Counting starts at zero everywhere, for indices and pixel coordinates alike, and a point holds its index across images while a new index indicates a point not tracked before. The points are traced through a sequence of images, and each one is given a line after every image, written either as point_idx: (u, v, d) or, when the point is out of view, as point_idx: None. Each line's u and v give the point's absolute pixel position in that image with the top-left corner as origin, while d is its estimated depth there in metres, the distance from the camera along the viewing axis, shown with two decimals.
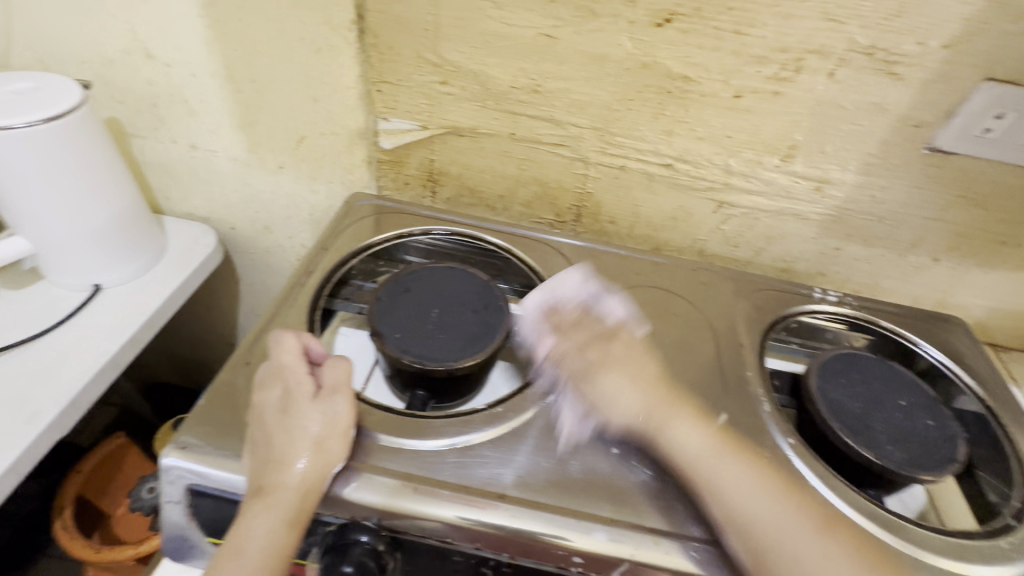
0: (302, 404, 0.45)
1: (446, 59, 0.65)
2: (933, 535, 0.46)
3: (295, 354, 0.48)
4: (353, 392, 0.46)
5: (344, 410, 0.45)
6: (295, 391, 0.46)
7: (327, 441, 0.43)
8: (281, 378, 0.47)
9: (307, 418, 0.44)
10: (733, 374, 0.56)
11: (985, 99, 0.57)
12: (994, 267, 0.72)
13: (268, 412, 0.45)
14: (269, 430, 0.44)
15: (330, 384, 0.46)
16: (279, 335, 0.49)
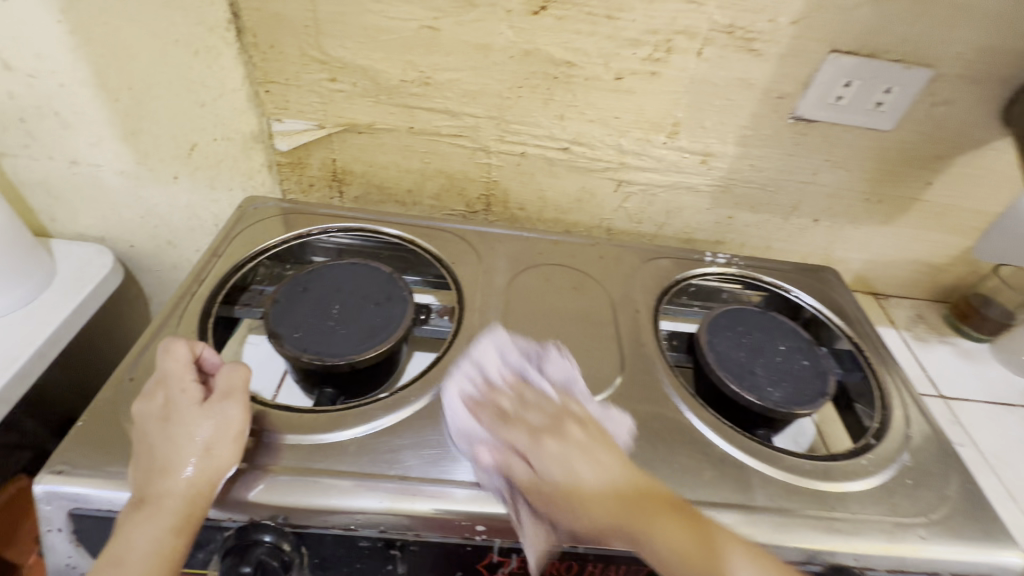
0: (188, 412, 0.43)
1: (331, 55, 0.65)
2: (802, 462, 0.51)
3: (184, 361, 0.46)
4: (246, 396, 0.45)
5: (236, 416, 0.44)
6: (178, 399, 0.44)
7: (216, 447, 0.42)
8: (165, 386, 0.45)
9: (191, 425, 0.42)
10: (632, 341, 0.59)
11: (835, 69, 0.63)
12: (864, 223, 0.80)
13: (150, 421, 0.43)
14: (152, 440, 0.42)
15: (222, 389, 0.45)
16: (167, 342, 0.47)
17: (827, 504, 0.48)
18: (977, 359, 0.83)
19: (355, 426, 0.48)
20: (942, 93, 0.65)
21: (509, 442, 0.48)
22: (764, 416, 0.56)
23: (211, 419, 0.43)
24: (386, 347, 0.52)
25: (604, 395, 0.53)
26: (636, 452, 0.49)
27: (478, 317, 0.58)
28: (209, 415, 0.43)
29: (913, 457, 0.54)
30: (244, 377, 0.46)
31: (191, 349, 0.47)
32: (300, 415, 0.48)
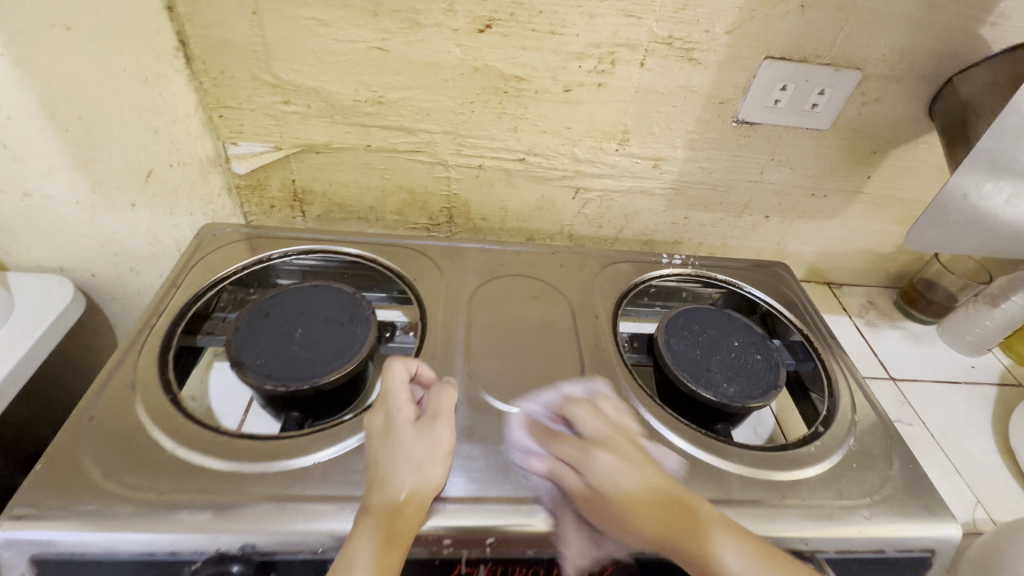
0: (405, 426, 0.46)
1: (283, 78, 0.65)
2: (753, 452, 0.53)
3: (403, 381, 0.48)
4: (451, 418, 0.48)
5: (446, 436, 0.47)
6: (400, 416, 0.45)
7: (430, 465, 0.44)
8: (383, 402, 0.46)
9: (415, 443, 0.45)
10: (591, 346, 0.60)
11: (770, 74, 0.66)
12: (813, 217, 0.84)
13: (373, 436, 0.44)
14: (379, 452, 0.45)
15: (433, 409, 0.48)
16: (389, 360, 0.51)
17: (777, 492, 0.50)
18: (925, 341, 0.87)
19: (323, 449, 0.47)
20: (872, 92, 0.68)
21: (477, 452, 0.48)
22: (721, 411, 0.58)
23: (427, 435, 0.46)
24: (350, 369, 0.53)
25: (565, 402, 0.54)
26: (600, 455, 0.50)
27: (438, 333, 0.59)
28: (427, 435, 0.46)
29: (857, 441, 0.57)
30: (451, 400, 0.49)
31: (407, 368, 0.50)
32: (264, 443, 0.47)
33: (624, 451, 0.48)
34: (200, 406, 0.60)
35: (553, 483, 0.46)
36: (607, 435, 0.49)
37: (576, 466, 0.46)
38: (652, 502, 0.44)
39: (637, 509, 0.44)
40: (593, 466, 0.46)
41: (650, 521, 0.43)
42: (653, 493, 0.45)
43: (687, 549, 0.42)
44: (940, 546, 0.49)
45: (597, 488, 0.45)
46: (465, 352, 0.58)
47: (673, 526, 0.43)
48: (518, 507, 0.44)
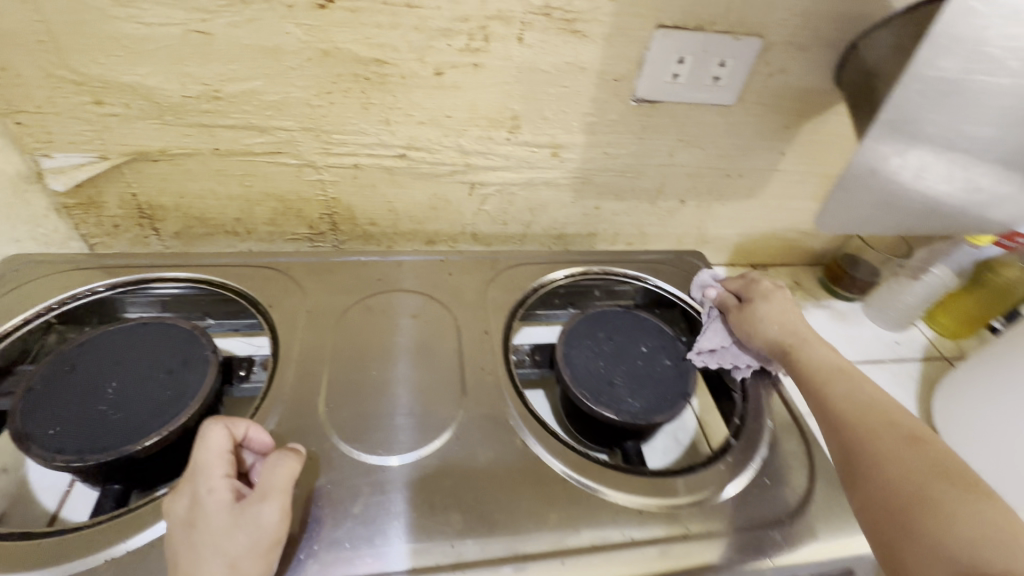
0: (214, 516, 0.35)
1: (87, 74, 0.53)
2: (656, 477, 0.49)
3: (219, 450, 0.38)
4: (284, 497, 0.37)
5: (272, 520, 0.36)
6: (206, 499, 0.36)
7: (244, 561, 0.34)
8: (192, 480, 0.37)
9: (223, 535, 0.34)
10: (475, 368, 0.54)
11: (664, 45, 0.58)
12: (730, 199, 0.78)
13: (174, 529, 0.35)
14: (179, 553, 0.34)
15: (258, 486, 0.37)
16: (204, 423, 0.39)
17: (677, 524, 0.46)
18: (851, 319, 0.84)
19: (116, 543, 0.37)
20: (776, 62, 0.62)
21: (336, 517, 0.42)
22: (624, 430, 0.52)
23: (240, 528, 0.35)
24: (174, 428, 0.44)
25: (443, 439, 0.48)
26: (486, 507, 0.44)
27: (290, 373, 0.51)
28: (243, 523, 0.35)
29: (769, 449, 0.53)
30: (288, 473, 0.38)
31: (230, 433, 0.39)
32: (34, 542, 0.37)
33: (766, 288, 0.60)
34: (9, 484, 0.49)
35: (716, 305, 0.62)
36: (766, 289, 0.60)
37: (742, 296, 0.61)
38: (904, 467, 0.40)
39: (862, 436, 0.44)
40: (810, 355, 0.53)
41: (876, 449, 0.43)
42: (914, 461, 0.40)
43: (909, 511, 0.38)
44: (857, 563, 0.46)
45: (794, 350, 0.54)
46: (325, 393, 0.50)
47: (909, 492, 0.39)
48: None
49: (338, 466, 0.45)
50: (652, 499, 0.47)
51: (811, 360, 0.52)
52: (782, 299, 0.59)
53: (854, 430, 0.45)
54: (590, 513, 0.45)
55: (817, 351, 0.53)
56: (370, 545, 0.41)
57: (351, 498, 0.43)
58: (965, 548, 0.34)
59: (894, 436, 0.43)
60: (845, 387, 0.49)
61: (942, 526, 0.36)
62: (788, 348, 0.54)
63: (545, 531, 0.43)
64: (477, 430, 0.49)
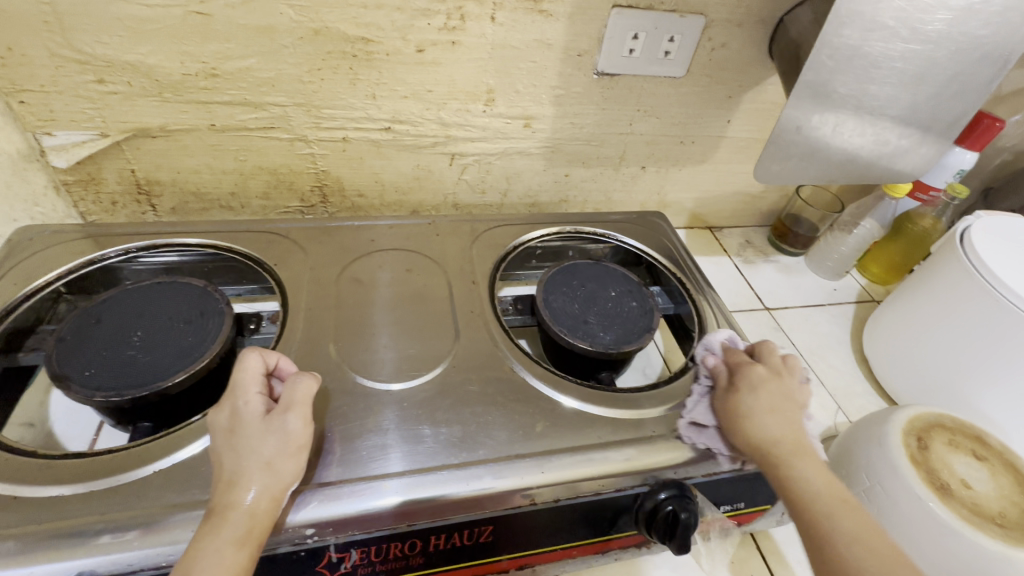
0: (252, 423, 0.41)
1: (90, 53, 0.57)
2: (625, 394, 0.56)
3: (253, 372, 0.44)
4: (307, 410, 0.43)
5: (298, 428, 0.42)
6: (243, 410, 0.41)
7: (277, 460, 0.40)
8: (230, 395, 0.42)
9: (258, 438, 0.40)
10: (466, 311, 0.60)
11: (621, 22, 0.66)
12: (686, 164, 0.87)
13: (217, 435, 0.41)
14: (222, 452, 0.40)
15: (285, 401, 0.43)
16: (240, 351, 0.45)
17: (643, 429, 0.52)
18: (795, 271, 0.94)
19: (165, 456, 0.42)
20: (717, 37, 0.70)
21: (353, 434, 0.47)
22: (599, 360, 0.59)
23: (274, 432, 0.40)
24: (200, 366, 0.49)
25: (439, 371, 0.54)
26: (483, 421, 0.50)
27: (300, 320, 0.56)
28: (274, 429, 0.41)
29: None
30: (308, 391, 0.44)
31: (264, 360, 0.45)
32: (89, 459, 0.42)
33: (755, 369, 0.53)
34: (39, 433, 0.53)
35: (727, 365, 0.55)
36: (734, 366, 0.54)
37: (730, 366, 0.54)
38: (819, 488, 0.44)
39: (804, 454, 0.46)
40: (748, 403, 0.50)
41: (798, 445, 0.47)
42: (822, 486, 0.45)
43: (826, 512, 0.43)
44: None
45: (743, 390, 0.51)
46: (332, 336, 0.56)
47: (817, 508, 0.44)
48: (384, 484, 0.44)
49: (351, 394, 0.50)
50: (624, 409, 0.53)
51: (771, 440, 0.47)
52: (777, 387, 0.51)
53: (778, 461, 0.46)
54: (574, 425, 0.51)
55: (802, 462, 0.46)
56: (386, 453, 0.46)
57: (367, 420, 0.49)
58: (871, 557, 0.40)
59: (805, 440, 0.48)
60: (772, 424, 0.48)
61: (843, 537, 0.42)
62: (776, 453, 0.47)
63: (536, 437, 0.50)
64: (470, 362, 0.55)
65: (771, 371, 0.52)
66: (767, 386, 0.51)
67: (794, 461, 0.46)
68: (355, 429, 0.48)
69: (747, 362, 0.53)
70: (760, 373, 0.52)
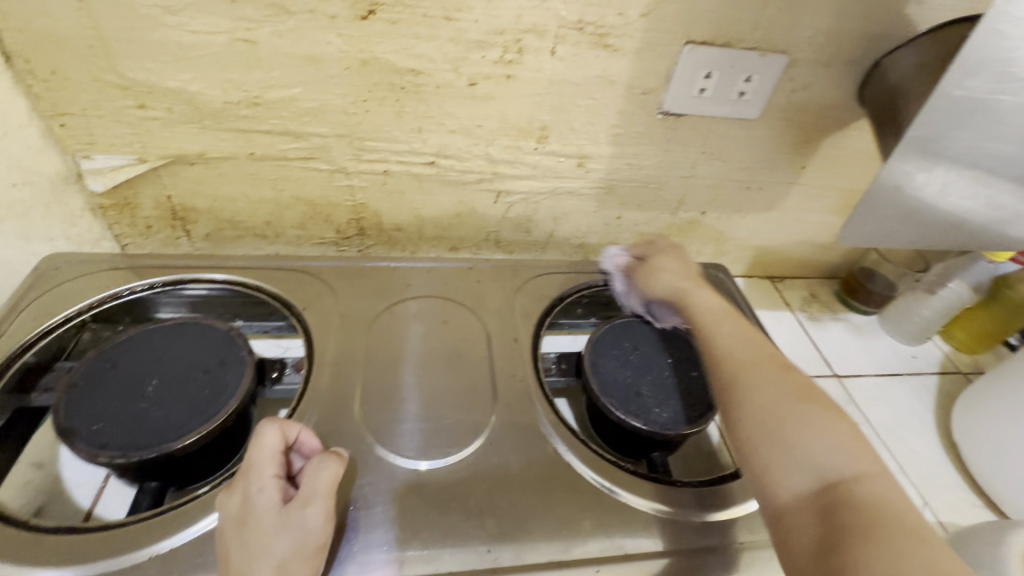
0: (265, 516, 0.36)
1: (133, 79, 0.55)
2: (684, 487, 0.48)
3: (272, 450, 0.39)
4: (329, 502, 0.37)
5: (317, 525, 0.36)
6: (257, 499, 0.36)
7: (290, 564, 0.35)
8: (244, 478, 0.37)
9: (270, 537, 0.35)
10: (505, 374, 0.55)
11: (692, 60, 0.60)
12: (750, 211, 0.79)
13: (227, 526, 0.36)
14: (231, 549, 0.35)
15: (304, 490, 0.37)
16: (259, 423, 0.40)
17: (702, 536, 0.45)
18: (868, 332, 0.85)
19: (163, 539, 0.38)
20: (800, 78, 0.63)
21: (380, 520, 0.42)
22: (651, 439, 0.52)
23: (289, 530, 0.35)
24: (213, 426, 0.44)
25: (474, 445, 0.48)
26: (521, 513, 0.44)
27: (325, 374, 0.51)
28: (289, 526, 0.35)
29: None
30: (331, 477, 0.38)
31: (284, 435, 0.40)
32: (85, 536, 0.38)
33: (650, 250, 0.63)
34: (45, 479, 0.50)
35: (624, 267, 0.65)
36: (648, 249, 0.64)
37: (642, 254, 0.64)
38: (776, 393, 0.43)
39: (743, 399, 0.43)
40: (660, 263, 0.61)
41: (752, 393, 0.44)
42: (824, 430, 0.40)
43: (782, 423, 0.41)
44: None
45: (653, 264, 0.62)
46: (358, 395, 0.50)
47: (774, 415, 0.41)
48: None
49: (376, 469, 0.45)
50: (678, 508, 0.47)
51: (724, 338, 0.50)
52: (677, 257, 0.62)
53: (733, 381, 0.45)
54: (621, 524, 0.45)
55: (726, 332, 0.51)
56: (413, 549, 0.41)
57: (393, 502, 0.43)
58: (827, 457, 0.38)
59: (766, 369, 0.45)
60: (731, 326, 0.51)
61: (806, 436, 0.40)
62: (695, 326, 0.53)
63: (580, 537, 0.43)
64: (508, 437, 0.49)
65: (669, 247, 0.63)
66: (670, 255, 0.62)
67: (738, 351, 0.48)
68: (381, 514, 0.43)
69: (653, 245, 0.64)
70: (662, 247, 0.63)
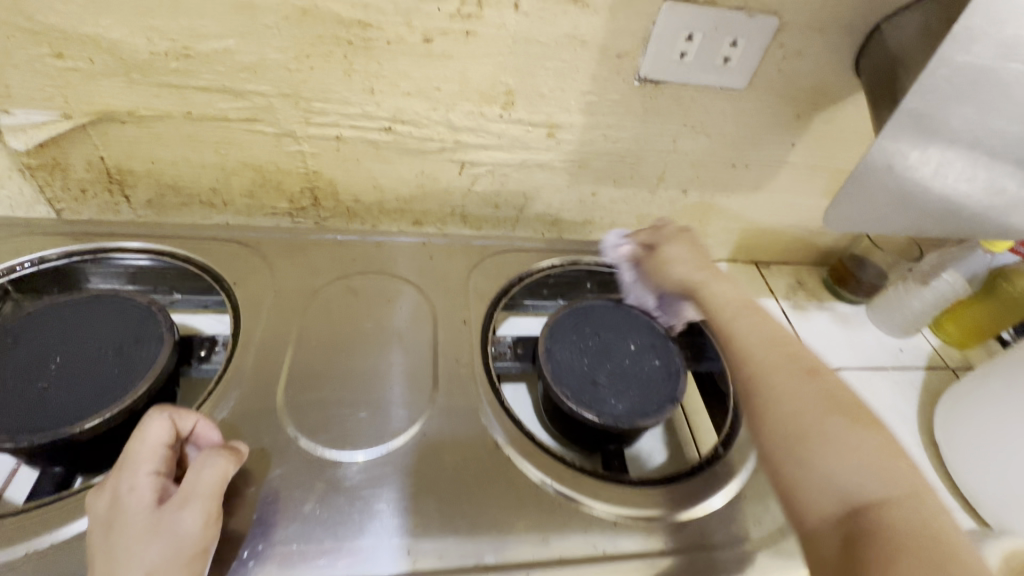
0: (134, 519, 0.32)
1: (44, 23, 0.49)
2: (634, 487, 0.45)
3: (157, 444, 0.35)
4: (211, 502, 0.33)
5: (193, 529, 0.32)
6: (126, 499, 0.33)
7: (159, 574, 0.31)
8: (117, 476, 0.34)
9: (137, 541, 0.31)
10: (452, 358, 0.51)
11: (672, 20, 0.54)
12: (735, 191, 0.74)
13: (94, 528, 0.32)
14: (93, 556, 0.31)
15: (182, 489, 0.33)
16: (145, 415, 0.36)
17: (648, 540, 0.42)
18: (853, 323, 0.81)
19: (41, 535, 0.35)
20: (791, 44, 0.57)
21: (309, 515, 0.39)
22: (604, 433, 0.49)
23: (158, 535, 0.31)
24: (118, 410, 0.40)
25: (408, 435, 0.45)
26: (453, 511, 0.41)
27: (252, 356, 0.48)
28: (159, 530, 0.32)
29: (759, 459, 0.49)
30: (217, 475, 0.34)
31: (174, 426, 0.36)
32: None
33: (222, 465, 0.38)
34: None
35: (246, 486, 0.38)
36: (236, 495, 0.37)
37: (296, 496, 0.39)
38: None
39: (773, 375, 0.43)
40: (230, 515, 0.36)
41: (787, 407, 0.41)
42: None
43: None
44: None
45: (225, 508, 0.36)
46: (285, 378, 0.46)
47: None
48: None
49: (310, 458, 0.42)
50: (627, 509, 0.43)
51: None
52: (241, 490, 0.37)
53: None
54: (562, 526, 0.42)
55: None
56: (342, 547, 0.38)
57: (325, 495, 0.40)
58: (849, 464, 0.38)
59: (791, 369, 0.43)
60: None
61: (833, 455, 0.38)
62: None
63: (514, 540, 0.40)
64: (446, 428, 0.46)
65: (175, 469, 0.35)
66: (678, 240, 0.57)
67: None
68: (312, 511, 0.39)
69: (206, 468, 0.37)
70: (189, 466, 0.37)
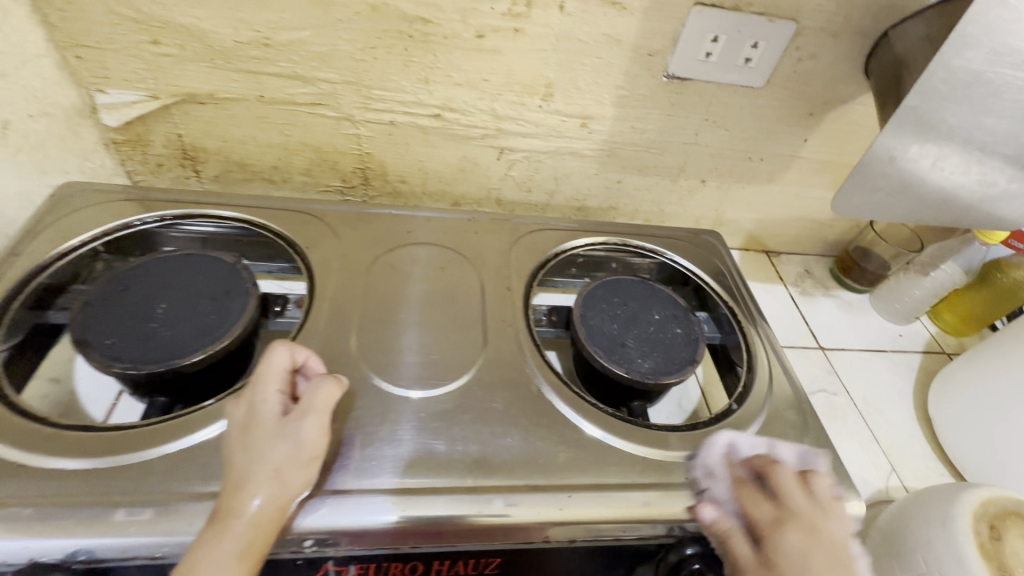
0: (267, 423, 0.39)
1: (147, 13, 0.56)
2: (659, 432, 0.51)
3: (279, 368, 0.43)
4: (325, 417, 0.41)
5: (312, 436, 0.40)
6: (260, 408, 0.40)
7: (287, 468, 0.38)
8: (250, 392, 0.41)
9: (271, 440, 0.39)
10: (496, 319, 0.57)
11: (700, 23, 0.60)
12: (751, 182, 0.80)
13: (231, 429, 0.40)
14: (233, 450, 0.39)
15: (303, 405, 0.41)
16: (269, 346, 0.44)
17: (671, 474, 0.48)
18: (858, 309, 0.87)
19: (165, 443, 0.42)
20: (807, 48, 0.63)
21: (381, 440, 0.45)
22: (631, 388, 0.55)
23: (288, 437, 0.39)
24: (218, 348, 0.47)
25: (462, 380, 0.51)
26: (502, 442, 0.47)
27: (324, 310, 0.54)
28: (287, 435, 0.39)
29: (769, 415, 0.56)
30: (328, 397, 0.42)
31: (292, 356, 0.44)
32: (95, 434, 0.42)
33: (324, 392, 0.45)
34: (61, 392, 0.53)
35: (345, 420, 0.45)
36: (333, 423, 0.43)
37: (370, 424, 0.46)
38: None
39: None
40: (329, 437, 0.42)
41: None
42: None
43: None
44: None
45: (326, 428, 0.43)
46: (354, 330, 0.53)
47: None
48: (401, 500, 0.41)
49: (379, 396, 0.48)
50: (654, 449, 0.49)
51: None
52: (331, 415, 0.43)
53: None
54: (597, 459, 0.48)
55: None
56: (410, 465, 0.44)
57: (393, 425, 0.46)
58: None
59: None
60: None
61: None
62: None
63: (555, 468, 0.46)
64: (494, 376, 0.52)
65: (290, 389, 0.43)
66: (807, 535, 0.42)
67: None
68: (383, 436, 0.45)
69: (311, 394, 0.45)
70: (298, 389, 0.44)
